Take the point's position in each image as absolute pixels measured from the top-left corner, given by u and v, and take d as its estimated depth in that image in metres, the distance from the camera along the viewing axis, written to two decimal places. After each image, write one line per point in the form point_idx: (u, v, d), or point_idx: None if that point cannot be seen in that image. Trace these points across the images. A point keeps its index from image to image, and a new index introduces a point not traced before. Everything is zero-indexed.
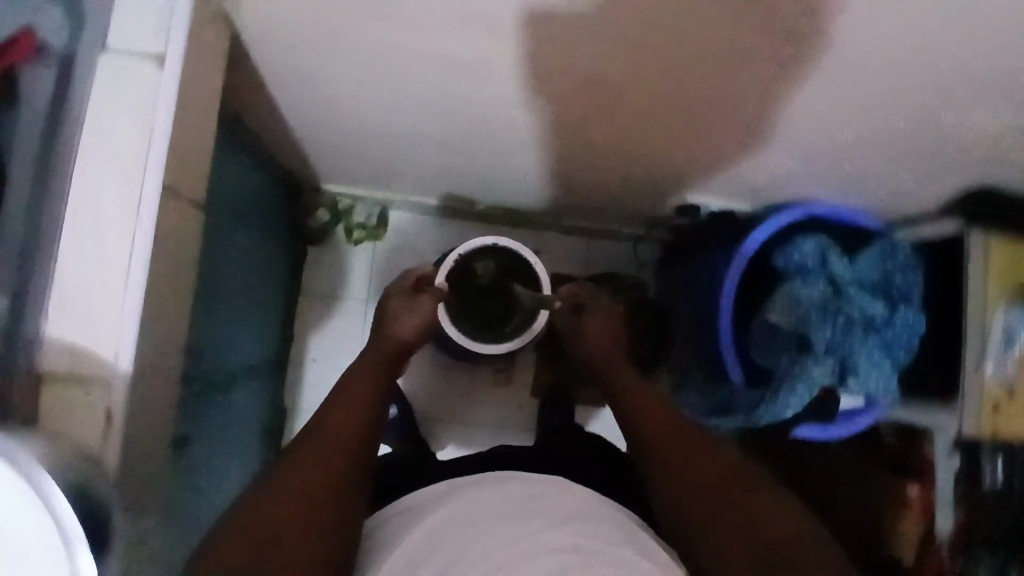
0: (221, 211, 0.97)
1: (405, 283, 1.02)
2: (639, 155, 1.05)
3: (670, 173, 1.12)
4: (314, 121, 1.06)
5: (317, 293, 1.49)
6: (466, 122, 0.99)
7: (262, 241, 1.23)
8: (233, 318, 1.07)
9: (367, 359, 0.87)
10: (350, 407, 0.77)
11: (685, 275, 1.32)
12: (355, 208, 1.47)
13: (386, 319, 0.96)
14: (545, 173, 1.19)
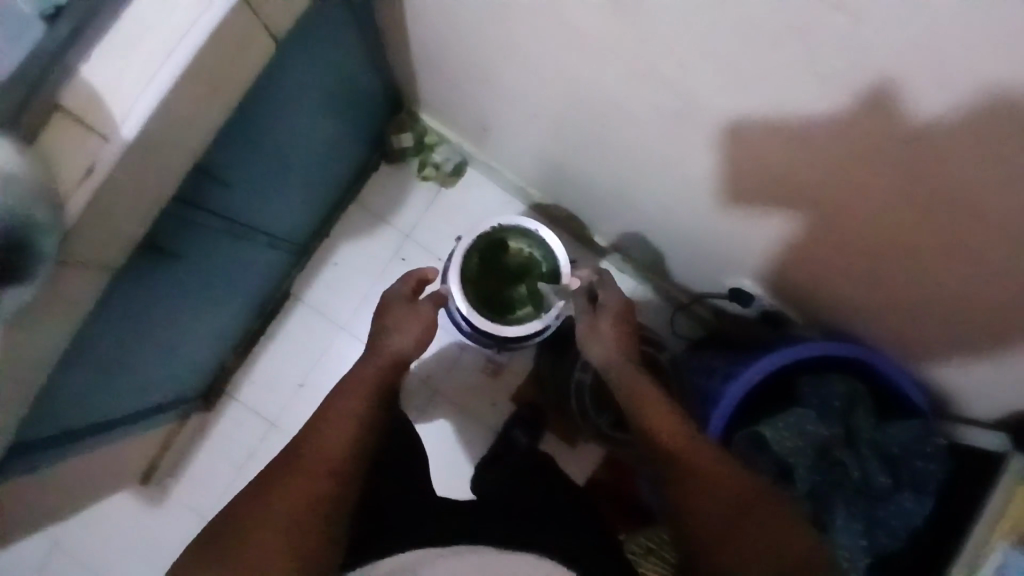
0: (313, 76, 1.01)
1: (400, 287, 1.10)
2: (702, 206, 1.02)
3: (724, 240, 1.09)
4: (436, 42, 1.09)
5: (368, 205, 1.51)
6: (566, 97, 0.98)
7: (340, 126, 1.26)
8: (276, 175, 1.11)
9: (368, 365, 0.97)
10: (343, 418, 0.90)
11: (704, 358, 1.25)
12: (439, 148, 1.47)
13: (386, 321, 1.04)
14: (620, 187, 1.16)
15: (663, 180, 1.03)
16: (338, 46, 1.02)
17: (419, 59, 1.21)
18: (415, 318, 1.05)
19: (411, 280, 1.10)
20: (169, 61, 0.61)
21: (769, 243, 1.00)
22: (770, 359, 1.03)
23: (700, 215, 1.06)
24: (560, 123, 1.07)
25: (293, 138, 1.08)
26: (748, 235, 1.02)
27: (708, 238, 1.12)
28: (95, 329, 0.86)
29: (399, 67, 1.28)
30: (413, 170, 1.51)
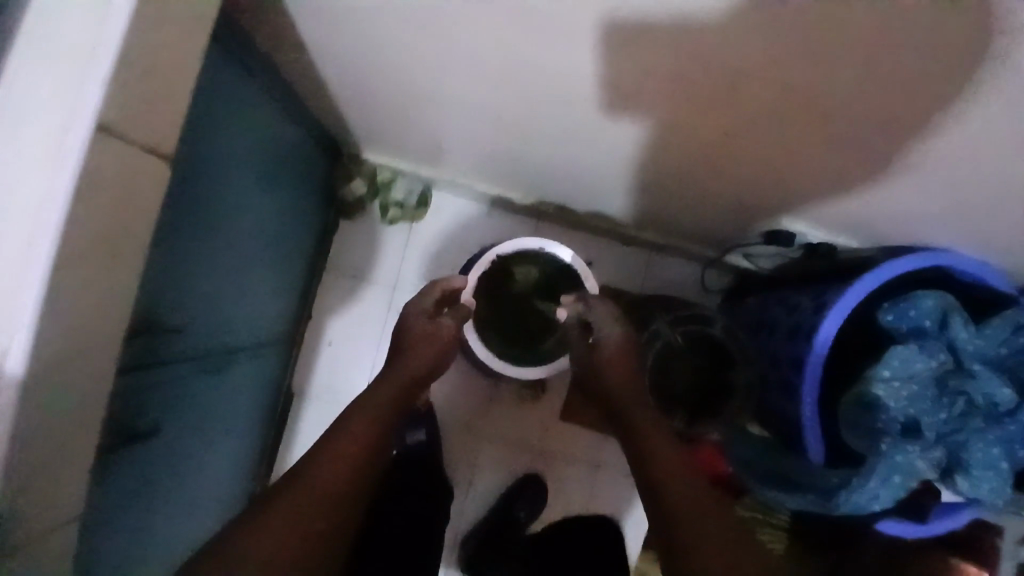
0: (236, 164, 0.84)
1: (424, 303, 0.94)
2: (719, 152, 0.88)
3: (753, 180, 0.95)
4: (359, 73, 0.92)
5: (343, 268, 1.35)
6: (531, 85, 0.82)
7: (284, 202, 1.09)
8: (236, 282, 0.95)
9: (393, 372, 0.85)
10: (361, 425, 0.77)
11: (759, 312, 1.13)
12: (396, 183, 1.30)
13: (405, 341, 0.89)
14: (613, 164, 1.03)
15: (669, 141, 0.88)
16: (250, 118, 0.85)
17: (346, 97, 1.04)
18: (435, 340, 0.90)
19: (433, 292, 0.96)
20: (31, 260, 0.42)
21: (811, 168, 0.86)
22: (843, 306, 0.91)
23: (718, 162, 0.92)
24: (531, 116, 0.92)
25: (238, 237, 0.92)
26: (783, 168, 0.88)
27: (734, 183, 0.98)
28: (105, 544, 0.71)
29: (327, 110, 1.11)
30: (377, 215, 1.34)
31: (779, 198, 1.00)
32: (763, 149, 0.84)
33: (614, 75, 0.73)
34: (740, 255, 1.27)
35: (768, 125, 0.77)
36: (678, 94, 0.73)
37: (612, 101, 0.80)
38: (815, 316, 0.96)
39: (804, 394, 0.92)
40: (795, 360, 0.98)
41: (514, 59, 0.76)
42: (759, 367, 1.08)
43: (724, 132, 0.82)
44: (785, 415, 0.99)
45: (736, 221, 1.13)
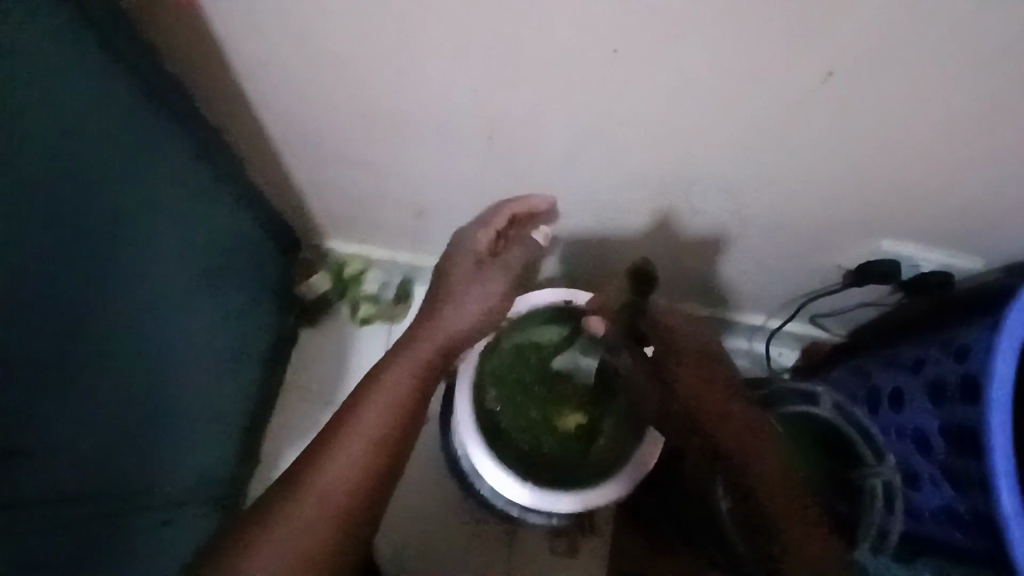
0: (127, 234, 0.58)
1: (481, 242, 0.74)
2: (803, 172, 0.65)
3: (849, 211, 0.70)
4: (311, 120, 0.71)
5: (304, 393, 1.04)
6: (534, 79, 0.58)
7: (210, 309, 0.79)
8: (130, 417, 0.64)
9: (426, 335, 0.73)
10: (387, 400, 0.68)
11: (873, 381, 0.83)
12: (369, 275, 1.05)
13: (446, 291, 0.75)
14: (655, 215, 0.77)
15: (736, 166, 0.65)
16: (161, 175, 0.62)
17: (301, 168, 0.82)
18: (482, 286, 0.75)
19: (499, 219, 0.73)
20: None
21: (925, 176, 0.63)
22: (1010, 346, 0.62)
23: (802, 190, 0.68)
24: (539, 157, 0.70)
25: (132, 349, 0.63)
26: (892, 183, 0.65)
27: (823, 220, 0.73)
28: None
29: (278, 195, 0.89)
30: (346, 317, 1.07)
31: (883, 236, 0.73)
32: (869, 154, 0.61)
33: (653, 56, 0.53)
34: (807, 317, 1.00)
35: (878, 107, 0.54)
36: (747, 74, 0.53)
37: (650, 106, 0.59)
38: (969, 359, 0.67)
39: (999, 472, 0.59)
40: (960, 428, 0.66)
41: (517, 60, 0.56)
42: (902, 455, 0.75)
43: (812, 136, 0.60)
44: (973, 520, 0.65)
45: (810, 278, 0.86)
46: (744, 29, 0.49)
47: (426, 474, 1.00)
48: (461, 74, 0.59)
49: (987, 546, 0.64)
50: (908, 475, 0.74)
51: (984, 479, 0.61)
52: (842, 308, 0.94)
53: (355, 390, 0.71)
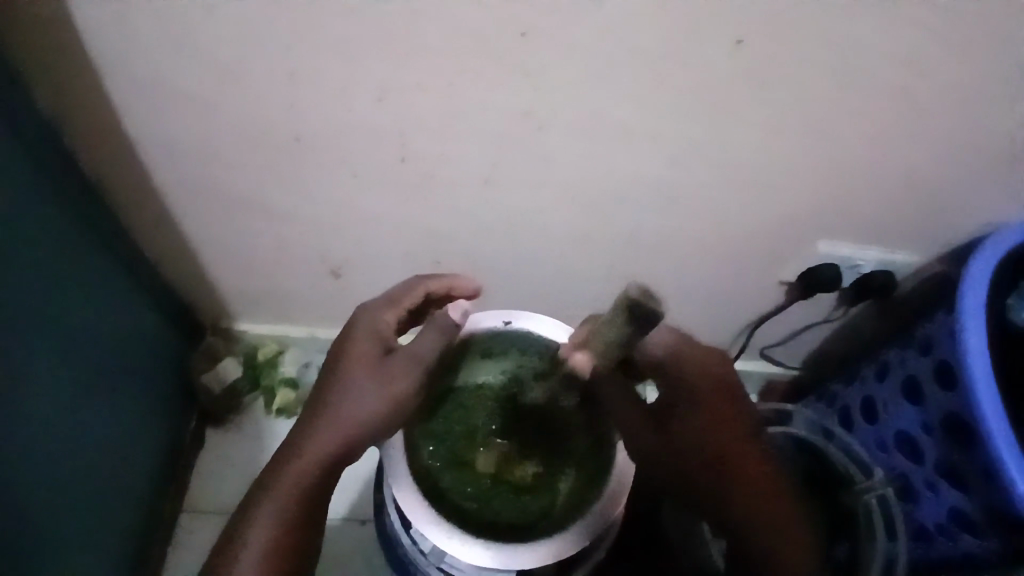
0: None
1: (386, 324, 0.57)
2: (734, 179, 0.62)
3: (781, 219, 0.68)
4: (202, 169, 0.64)
5: (211, 502, 0.89)
6: (436, 106, 0.55)
7: (76, 405, 0.66)
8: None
9: (309, 441, 0.52)
10: (264, 550, 0.50)
11: (841, 401, 0.80)
12: (285, 358, 0.94)
13: (337, 380, 0.54)
14: (593, 245, 0.72)
15: (662, 177, 0.62)
16: (9, 219, 0.53)
17: (195, 232, 0.73)
18: (386, 377, 0.53)
19: (412, 298, 0.59)
20: None
21: (843, 180, 0.63)
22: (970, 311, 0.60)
23: (733, 205, 0.66)
24: (458, 190, 0.65)
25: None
26: (820, 184, 0.63)
27: (756, 234, 0.70)
28: None
29: (176, 270, 0.80)
30: (260, 409, 0.94)
31: (821, 240, 0.71)
32: (787, 157, 0.60)
33: (566, 55, 0.50)
34: (757, 353, 0.94)
35: (793, 100, 0.54)
36: (662, 66, 0.51)
37: (567, 117, 0.56)
38: (936, 347, 0.65)
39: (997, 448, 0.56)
40: (950, 419, 0.63)
41: (424, 74, 0.53)
42: (893, 467, 0.71)
43: (734, 139, 0.58)
44: (987, 520, 0.60)
45: (753, 302, 0.82)
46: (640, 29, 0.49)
47: None
48: (363, 97, 0.55)
49: (1007, 545, 0.59)
50: (903, 487, 0.70)
51: (987, 463, 0.58)
52: (791, 334, 0.88)
53: (231, 524, 0.52)
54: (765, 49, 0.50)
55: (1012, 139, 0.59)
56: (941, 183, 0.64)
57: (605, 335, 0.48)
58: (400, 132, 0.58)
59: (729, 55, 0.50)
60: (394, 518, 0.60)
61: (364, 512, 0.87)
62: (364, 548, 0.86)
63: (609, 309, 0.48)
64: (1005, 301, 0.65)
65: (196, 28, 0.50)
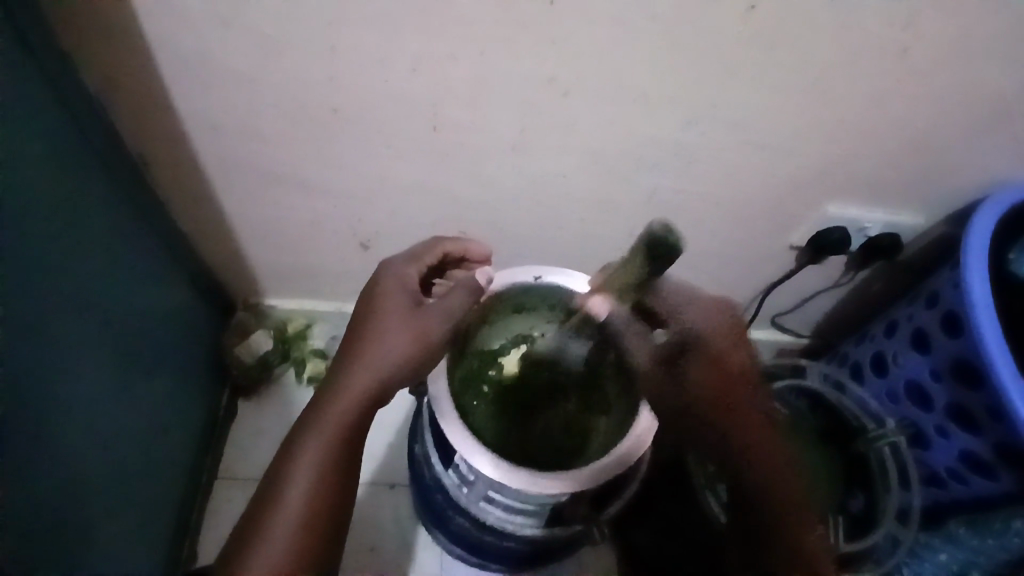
0: (24, 249, 0.52)
1: (412, 278, 0.59)
2: (746, 142, 0.66)
3: (792, 181, 0.71)
4: (241, 143, 0.67)
5: (246, 468, 0.93)
6: (467, 76, 0.59)
7: (120, 367, 0.69)
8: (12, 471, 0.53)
9: (344, 382, 0.55)
10: (317, 471, 0.53)
11: (851, 358, 0.83)
12: (314, 331, 0.98)
13: (368, 329, 0.56)
14: (613, 210, 0.75)
15: (679, 142, 0.66)
16: (63, 188, 0.57)
17: (232, 207, 0.77)
18: (417, 325, 0.55)
19: (433, 256, 0.62)
20: None
21: (851, 142, 0.66)
22: (980, 259, 0.64)
23: (746, 168, 0.69)
24: (485, 158, 0.68)
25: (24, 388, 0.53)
26: (829, 146, 0.67)
27: (768, 197, 0.73)
28: None
29: (211, 243, 0.83)
30: (293, 380, 0.99)
31: (830, 203, 0.74)
32: (797, 119, 0.63)
33: (589, 23, 0.54)
34: (767, 322, 0.97)
35: (803, 63, 0.57)
36: (681, 32, 0.55)
37: (590, 85, 0.59)
38: (942, 299, 0.69)
39: (1006, 386, 0.59)
40: (956, 364, 0.67)
41: (457, 44, 0.56)
42: (903, 417, 0.75)
43: (747, 102, 0.61)
44: (999, 457, 0.64)
45: (765, 268, 0.86)
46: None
47: (390, 551, 0.87)
48: (399, 66, 0.58)
49: (1020, 481, 0.63)
50: (914, 435, 0.73)
51: (996, 402, 0.62)
52: (800, 301, 0.91)
53: (280, 450, 0.56)
54: (777, 14, 0.53)
55: (1013, 99, 0.62)
56: (945, 143, 0.67)
57: (620, 283, 0.52)
58: (430, 102, 0.62)
59: (741, 21, 0.54)
60: (432, 460, 0.64)
61: (392, 477, 0.91)
62: (392, 511, 0.89)
63: (626, 251, 0.50)
64: (1006, 255, 0.69)
65: (243, 5, 0.53)
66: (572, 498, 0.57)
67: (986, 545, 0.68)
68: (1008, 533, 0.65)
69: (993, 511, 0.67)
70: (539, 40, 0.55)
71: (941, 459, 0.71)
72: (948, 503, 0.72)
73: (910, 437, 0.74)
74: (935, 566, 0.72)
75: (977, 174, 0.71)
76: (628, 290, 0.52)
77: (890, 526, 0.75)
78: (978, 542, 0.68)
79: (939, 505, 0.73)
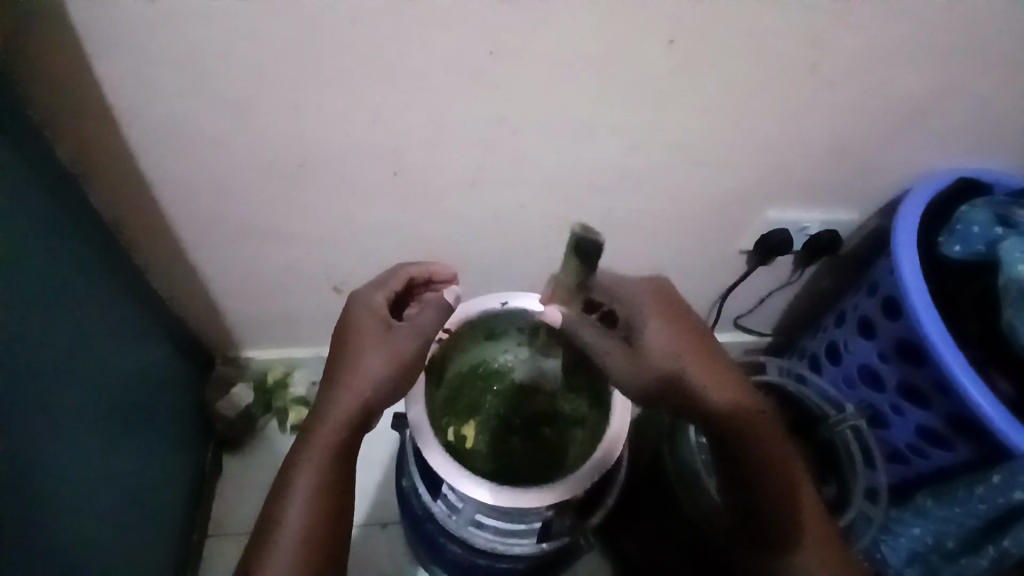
0: (5, 325, 0.53)
1: (379, 303, 0.61)
2: (685, 160, 0.71)
3: (733, 191, 0.77)
4: (210, 203, 0.70)
5: (236, 522, 0.93)
6: (422, 124, 0.63)
7: (106, 433, 0.70)
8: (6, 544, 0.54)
9: (331, 405, 0.57)
10: (312, 493, 0.55)
11: (809, 350, 0.89)
12: (294, 377, 1.00)
13: (346, 360, 0.58)
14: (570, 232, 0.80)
15: (622, 166, 0.71)
16: (43, 262, 0.58)
17: (205, 263, 0.79)
18: (391, 348, 0.58)
19: (398, 282, 0.64)
20: None
21: (779, 152, 0.72)
22: (906, 244, 0.71)
23: (689, 183, 0.75)
24: (446, 195, 0.72)
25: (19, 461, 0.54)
26: (762, 156, 0.73)
27: (712, 208, 0.79)
28: None
29: (187, 302, 0.85)
30: (275, 429, 0.99)
31: (770, 208, 0.80)
32: (730, 136, 0.69)
33: (527, 70, 0.59)
34: (730, 325, 1.02)
35: (725, 87, 0.63)
36: (613, 69, 0.60)
37: (536, 121, 0.64)
38: (880, 287, 0.75)
39: (947, 360, 0.65)
40: (900, 344, 0.72)
41: (408, 96, 0.60)
42: (860, 400, 0.81)
43: (681, 125, 0.67)
44: (950, 427, 0.69)
45: (720, 273, 0.91)
46: (590, 42, 0.57)
47: None
48: (354, 119, 0.62)
49: (974, 446, 0.68)
50: (874, 415, 0.79)
51: (939, 376, 0.67)
52: (757, 301, 0.97)
53: (276, 480, 0.57)
54: (695, 45, 0.59)
55: (916, 103, 0.69)
56: (862, 145, 0.73)
57: (566, 281, 0.57)
58: (389, 151, 0.66)
59: (665, 54, 0.59)
60: (420, 490, 0.65)
61: (384, 515, 0.92)
62: (387, 549, 0.90)
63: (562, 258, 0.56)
64: (937, 240, 0.74)
65: (205, 76, 0.57)
66: (558, 509, 0.60)
67: (953, 513, 0.70)
68: (974, 498, 0.67)
69: (955, 482, 0.70)
70: (485, 85, 0.60)
71: (902, 434, 0.76)
72: (915, 477, 0.78)
73: (871, 418, 0.80)
74: (912, 540, 0.74)
75: (895, 170, 0.77)
76: (572, 286, 0.57)
77: (861, 505, 0.77)
78: (945, 510, 0.71)
79: (905, 481, 0.79)
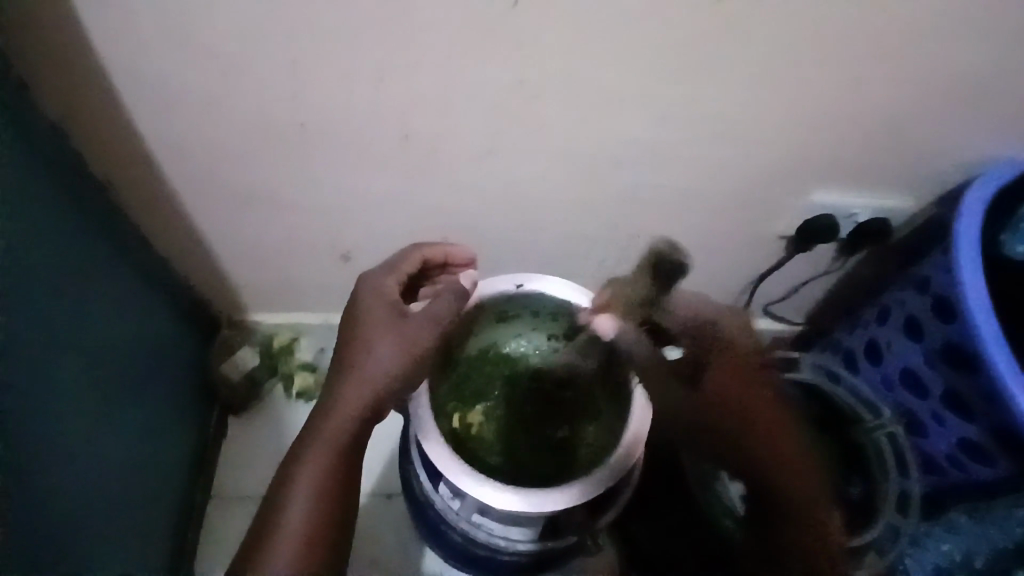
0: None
1: (391, 288, 0.57)
2: (726, 135, 0.64)
3: (777, 170, 0.70)
4: (210, 162, 0.65)
5: (241, 486, 0.93)
6: (435, 85, 0.57)
7: (105, 398, 0.67)
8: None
9: (340, 394, 0.53)
10: (319, 486, 0.52)
11: (845, 345, 0.83)
12: (301, 343, 0.97)
13: (353, 347, 0.53)
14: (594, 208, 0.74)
15: (655, 139, 0.64)
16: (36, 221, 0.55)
17: (206, 225, 0.75)
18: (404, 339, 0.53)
19: (411, 263, 0.59)
20: None
21: (833, 130, 0.65)
22: (968, 239, 0.64)
23: (728, 161, 0.68)
24: (460, 164, 0.66)
25: (12, 431, 0.51)
26: (813, 134, 0.65)
27: (752, 188, 0.72)
28: None
29: (189, 264, 0.82)
30: (281, 395, 0.98)
31: (815, 190, 0.73)
32: (779, 110, 0.62)
33: (556, 27, 0.52)
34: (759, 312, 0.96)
35: (779, 54, 0.56)
36: (653, 31, 0.53)
37: (563, 86, 0.58)
38: (933, 285, 0.68)
39: (1000, 373, 0.58)
40: (949, 349, 0.66)
41: (423, 53, 0.54)
42: (898, 403, 0.75)
43: (726, 96, 0.60)
44: (994, 441, 0.64)
45: (754, 259, 0.84)
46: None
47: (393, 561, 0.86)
48: (363, 77, 0.56)
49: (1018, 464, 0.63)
50: (911, 422, 0.74)
51: (991, 388, 0.61)
52: (790, 290, 0.90)
53: (281, 467, 0.54)
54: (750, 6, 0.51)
55: (996, 81, 0.61)
56: (927, 126, 0.65)
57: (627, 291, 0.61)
58: (399, 113, 0.60)
59: (713, 15, 0.52)
60: (421, 478, 0.62)
61: (389, 486, 0.90)
62: (392, 521, 0.88)
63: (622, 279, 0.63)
64: (999, 237, 0.69)
65: (199, 24, 0.51)
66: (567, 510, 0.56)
67: (989, 532, 0.68)
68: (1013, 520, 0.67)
69: (993, 498, 0.68)
70: (508, 44, 0.54)
71: (940, 443, 0.71)
72: (949, 488, 0.72)
73: (908, 424, 0.74)
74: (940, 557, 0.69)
75: (961, 156, 0.69)
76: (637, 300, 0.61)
77: (891, 516, 0.72)
78: (985, 527, 0.68)
79: (939, 491, 0.74)
